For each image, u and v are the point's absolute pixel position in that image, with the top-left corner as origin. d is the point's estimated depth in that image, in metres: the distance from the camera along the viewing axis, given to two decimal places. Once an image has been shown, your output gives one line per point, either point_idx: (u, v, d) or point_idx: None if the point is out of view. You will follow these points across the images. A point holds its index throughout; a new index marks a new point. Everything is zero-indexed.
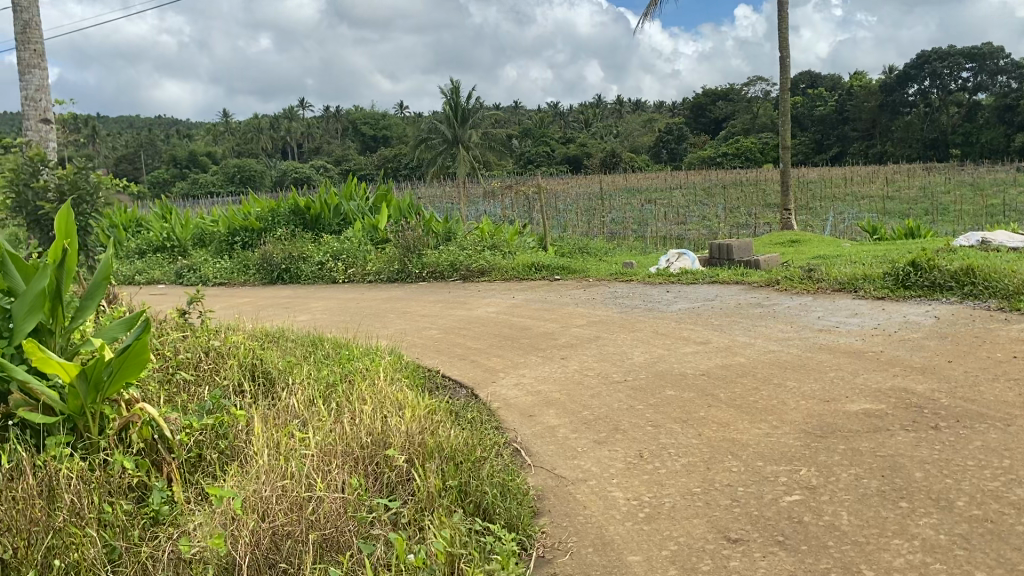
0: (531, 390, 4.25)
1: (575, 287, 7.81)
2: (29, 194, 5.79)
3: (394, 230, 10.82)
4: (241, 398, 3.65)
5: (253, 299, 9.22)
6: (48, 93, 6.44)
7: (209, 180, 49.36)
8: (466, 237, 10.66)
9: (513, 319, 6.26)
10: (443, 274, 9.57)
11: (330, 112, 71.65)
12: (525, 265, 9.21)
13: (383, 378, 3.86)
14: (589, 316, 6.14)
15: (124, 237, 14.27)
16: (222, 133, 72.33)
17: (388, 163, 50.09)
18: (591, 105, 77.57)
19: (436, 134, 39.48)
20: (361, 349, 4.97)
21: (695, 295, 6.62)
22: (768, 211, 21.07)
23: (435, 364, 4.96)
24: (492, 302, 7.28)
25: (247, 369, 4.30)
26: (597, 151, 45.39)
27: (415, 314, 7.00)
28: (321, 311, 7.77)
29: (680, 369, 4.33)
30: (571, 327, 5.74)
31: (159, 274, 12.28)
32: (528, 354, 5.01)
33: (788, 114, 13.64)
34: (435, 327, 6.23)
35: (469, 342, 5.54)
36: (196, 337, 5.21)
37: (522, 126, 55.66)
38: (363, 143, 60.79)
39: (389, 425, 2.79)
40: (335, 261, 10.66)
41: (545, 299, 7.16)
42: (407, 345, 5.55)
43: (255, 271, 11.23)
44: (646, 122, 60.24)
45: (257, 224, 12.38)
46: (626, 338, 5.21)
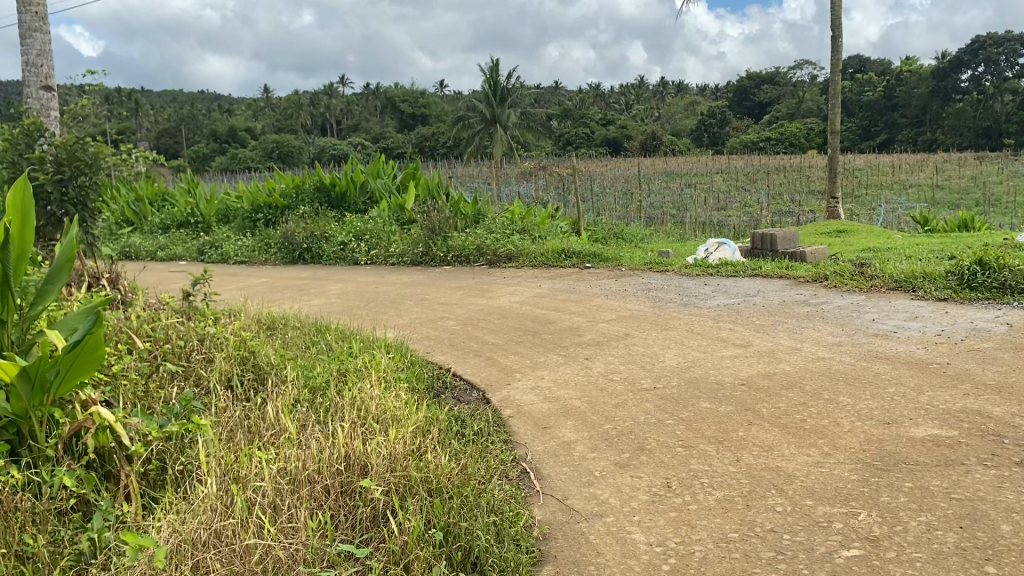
0: (548, 396, 3.80)
1: (606, 276, 7.34)
2: (25, 165, 5.49)
3: (420, 211, 10.40)
4: (221, 399, 3.27)
5: (271, 280, 8.92)
6: (50, 58, 6.12)
7: (248, 155, 49.58)
8: (496, 220, 10.20)
9: (536, 311, 5.81)
10: (469, 258, 9.16)
11: (370, 90, 71.57)
12: (555, 251, 8.73)
13: (380, 382, 3.45)
14: (619, 310, 5.66)
15: (149, 213, 14.15)
16: (263, 109, 72.71)
17: (426, 141, 49.80)
18: (633, 87, 76.50)
19: (474, 113, 39.15)
20: (365, 343, 4.57)
21: (735, 289, 6.11)
22: (812, 198, 20.32)
23: (446, 362, 4.54)
24: (517, 290, 6.84)
25: (238, 363, 3.93)
26: (637, 133, 44.65)
27: (433, 301, 6.59)
28: (337, 296, 7.40)
29: (717, 377, 3.85)
30: (597, 323, 5.28)
31: (182, 251, 12.06)
32: (549, 352, 4.57)
33: (837, 98, 12.96)
34: (453, 317, 5.81)
35: (486, 336, 5.11)
36: (192, 325, 4.91)
37: (562, 108, 54.99)
38: (402, 122, 60.59)
39: (368, 446, 2.38)
40: (358, 241, 10.29)
41: (573, 289, 6.69)
42: (420, 339, 5.13)
43: (277, 249, 10.91)
44: (688, 106, 59.19)
45: (282, 201, 12.06)
46: (658, 337, 4.73)
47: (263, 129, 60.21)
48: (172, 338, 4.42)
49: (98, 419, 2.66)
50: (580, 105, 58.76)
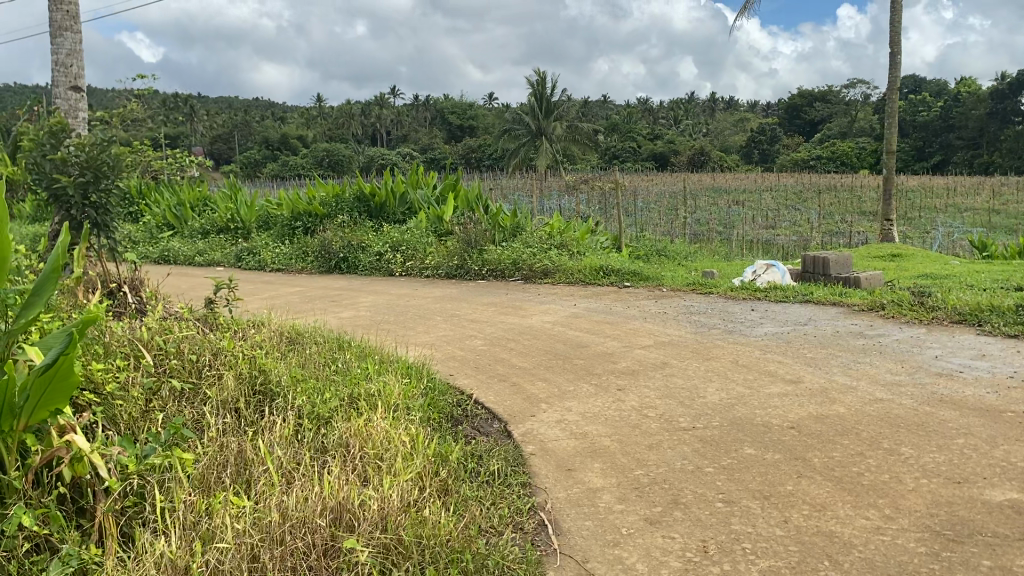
0: (575, 431, 3.48)
1: (647, 296, 6.98)
2: (47, 167, 5.33)
3: (458, 222, 10.14)
4: (218, 427, 3.04)
5: (302, 290, 8.74)
6: (81, 58, 5.94)
7: (296, 162, 50.12)
8: (534, 233, 9.89)
9: (570, 333, 5.49)
10: (505, 272, 8.87)
11: (418, 101, 72.03)
12: (594, 268, 8.39)
13: (392, 413, 3.18)
14: (657, 335, 5.31)
15: (190, 216, 14.10)
16: (313, 117, 73.60)
17: (472, 152, 49.79)
18: (681, 103, 75.85)
19: (520, 125, 39.09)
20: (385, 364, 4.28)
21: (784, 316, 5.72)
22: (865, 219, 19.70)
23: (470, 387, 4.24)
24: (552, 308, 6.52)
25: (247, 382, 3.70)
26: (685, 149, 44.09)
27: (463, 318, 6.29)
28: (366, 308, 7.15)
29: (763, 420, 3.49)
30: (634, 349, 4.93)
31: (219, 257, 11.98)
32: (580, 380, 4.24)
33: (896, 117, 12.44)
34: (481, 337, 5.51)
35: (515, 359, 4.80)
36: (207, 338, 4.68)
37: (609, 122, 54.67)
38: (449, 132, 60.74)
39: (356, 503, 2.16)
40: (394, 252, 10.05)
41: (610, 310, 6.35)
42: (444, 360, 4.84)
43: (314, 258, 10.73)
44: (738, 123, 58.50)
45: (320, 209, 11.86)
46: (698, 369, 4.38)
47: (312, 136, 60.78)
48: (184, 352, 4.20)
49: (73, 447, 2.42)
50: (627, 118, 58.27)
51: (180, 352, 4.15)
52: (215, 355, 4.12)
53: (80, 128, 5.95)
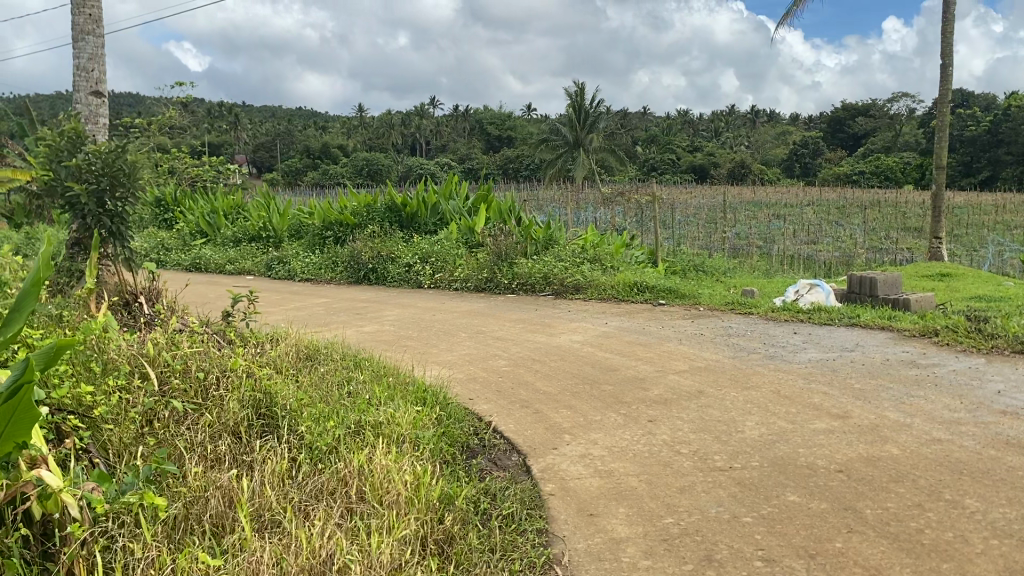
0: (600, 469, 3.19)
1: (682, 316, 6.66)
2: (62, 174, 5.16)
3: (488, 233, 9.89)
4: (210, 460, 2.83)
5: (328, 302, 8.56)
6: (103, 63, 5.78)
7: (336, 170, 50.53)
8: (567, 246, 9.60)
9: (600, 354, 5.19)
10: (535, 287, 8.60)
11: (458, 111, 72.26)
12: (628, 284, 8.09)
13: (399, 447, 2.93)
14: (693, 359, 4.99)
15: (223, 224, 14.05)
16: (354, 126, 74.20)
17: (510, 162, 49.66)
18: (722, 115, 75.07)
19: (558, 136, 39.05)
20: (399, 387, 4.05)
21: (829, 341, 5.37)
22: (911, 235, 19.10)
23: (489, 414, 3.97)
24: (583, 327, 6.23)
25: (249, 406, 3.48)
26: (725, 161, 43.53)
27: (489, 335, 6.02)
28: (390, 322, 6.92)
29: (807, 461, 3.17)
30: (667, 374, 4.62)
31: (249, 265, 11.89)
32: (608, 410, 3.95)
33: (947, 131, 11.95)
34: (505, 356, 5.23)
35: (540, 382, 4.52)
36: (216, 354, 4.47)
37: (649, 134, 54.26)
38: (487, 142, 60.80)
39: None
40: (423, 263, 9.83)
41: (643, 330, 6.04)
42: (464, 382, 4.57)
43: (343, 268, 10.55)
44: (779, 136, 57.74)
45: (351, 218, 11.66)
46: (737, 399, 4.06)
47: (352, 144, 61.14)
48: (189, 372, 4.01)
49: (41, 484, 2.18)
50: (667, 131, 57.83)
51: (183, 375, 3.96)
52: (219, 376, 3.92)
53: (100, 134, 5.78)
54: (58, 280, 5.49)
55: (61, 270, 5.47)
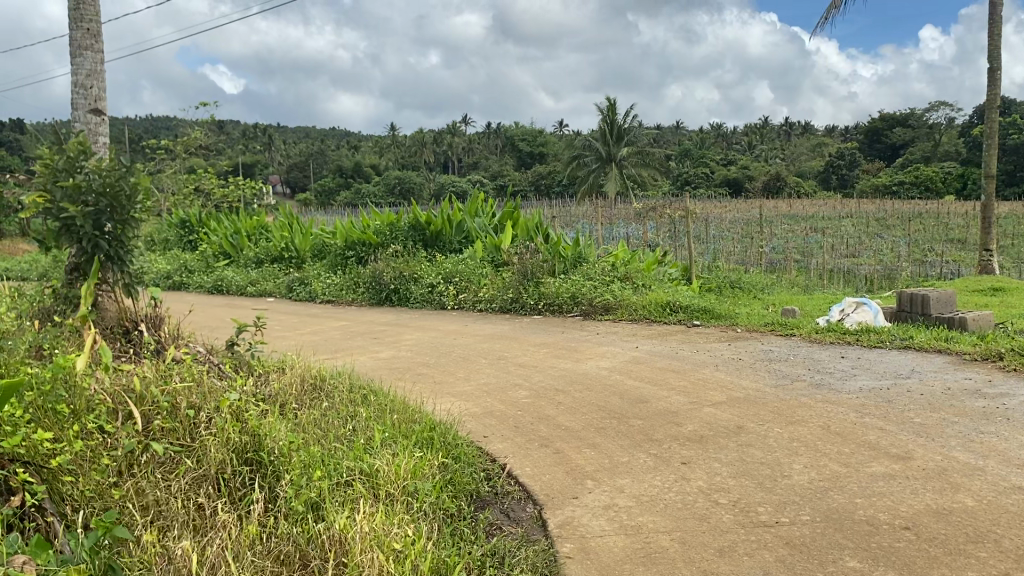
0: (627, 524, 2.79)
1: (719, 338, 6.21)
2: (58, 195, 4.83)
3: (514, 251, 9.51)
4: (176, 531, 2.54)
5: (347, 325, 8.25)
6: (102, 79, 5.54)
7: (369, 190, 50.75)
8: (597, 264, 9.20)
9: (629, 383, 4.77)
10: (562, 307, 8.20)
11: (490, 129, 72.30)
12: (660, 303, 7.64)
13: (388, 505, 2.62)
14: (730, 388, 4.55)
15: (247, 245, 13.82)
16: (387, 145, 74.62)
17: (542, 178, 49.36)
18: (756, 128, 74.15)
19: (590, 151, 38.82)
20: (405, 427, 3.68)
21: (881, 367, 4.90)
22: (956, 247, 18.36)
23: (503, 455, 3.58)
24: (611, 351, 5.81)
25: (234, 452, 3.19)
26: (760, 174, 42.81)
27: (511, 362, 5.63)
28: (407, 347, 6.55)
29: (866, 515, 2.74)
30: (703, 407, 4.20)
31: (272, 287, 11.66)
32: (636, 450, 3.54)
33: (996, 139, 11.35)
34: (526, 386, 4.83)
35: (563, 417, 4.11)
36: (210, 389, 4.15)
37: (682, 149, 53.71)
38: (519, 159, 60.69)
39: None
40: (447, 283, 9.47)
41: (675, 354, 5.60)
42: (480, 416, 4.19)
43: (365, 289, 10.22)
44: (815, 149, 56.82)
45: (375, 238, 11.30)
46: (781, 437, 3.62)
47: (384, 163, 61.40)
48: (177, 412, 3.71)
49: None
50: (700, 145, 57.16)
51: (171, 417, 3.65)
52: (208, 414, 3.62)
53: (99, 153, 5.50)
54: (54, 307, 5.21)
55: (58, 296, 5.21)
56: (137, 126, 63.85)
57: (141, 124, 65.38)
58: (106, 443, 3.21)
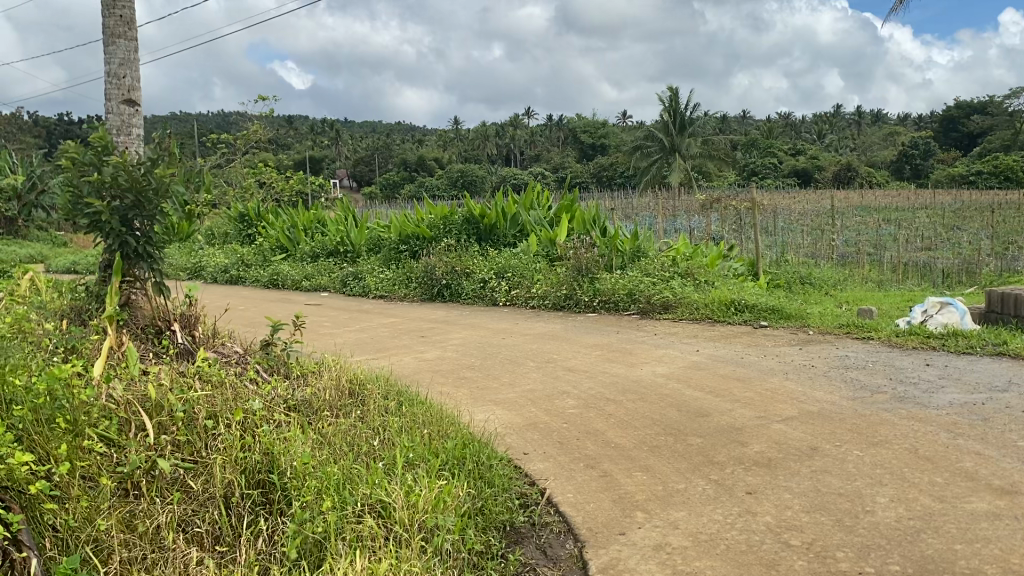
0: (682, 569, 2.39)
1: (787, 342, 5.72)
2: (83, 190, 4.64)
3: (569, 245, 9.10)
4: None
5: (397, 323, 7.97)
6: (136, 68, 5.31)
7: (431, 183, 50.89)
8: (657, 259, 8.75)
9: (689, 393, 4.35)
10: (619, 305, 7.79)
11: (553, 122, 71.89)
12: (723, 302, 7.17)
13: (395, 554, 2.31)
14: (801, 401, 4.10)
15: (302, 239, 13.69)
16: (449, 138, 74.80)
17: (604, 170, 48.78)
18: (825, 116, 72.12)
19: (653, 142, 38.21)
20: (436, 443, 3.35)
21: (974, 378, 4.38)
22: None
23: (545, 477, 3.21)
24: (669, 355, 5.39)
25: (241, 474, 2.92)
26: (830, 164, 41.48)
27: (560, 365, 5.24)
28: (453, 348, 6.23)
29: (969, 567, 2.29)
30: (771, 423, 3.76)
31: (325, 282, 11.49)
32: (695, 475, 3.13)
33: None
34: (575, 394, 4.45)
35: (615, 431, 3.73)
36: (233, 396, 3.88)
37: (748, 139, 52.46)
38: (581, 151, 60.18)
39: None
40: (499, 279, 9.12)
41: (740, 359, 5.15)
42: (522, 430, 3.82)
43: (416, 284, 9.93)
44: (887, 138, 54.97)
45: (427, 232, 11.01)
46: (863, 462, 3.17)
47: (447, 156, 61.48)
48: (193, 423, 3.45)
49: None
50: (766, 136, 55.77)
51: (188, 430, 3.40)
52: (225, 426, 3.36)
53: (132, 145, 5.28)
54: (86, 305, 4.96)
55: (89, 294, 4.98)
56: (207, 121, 65.23)
57: (211, 120, 66.78)
58: (109, 460, 2.98)
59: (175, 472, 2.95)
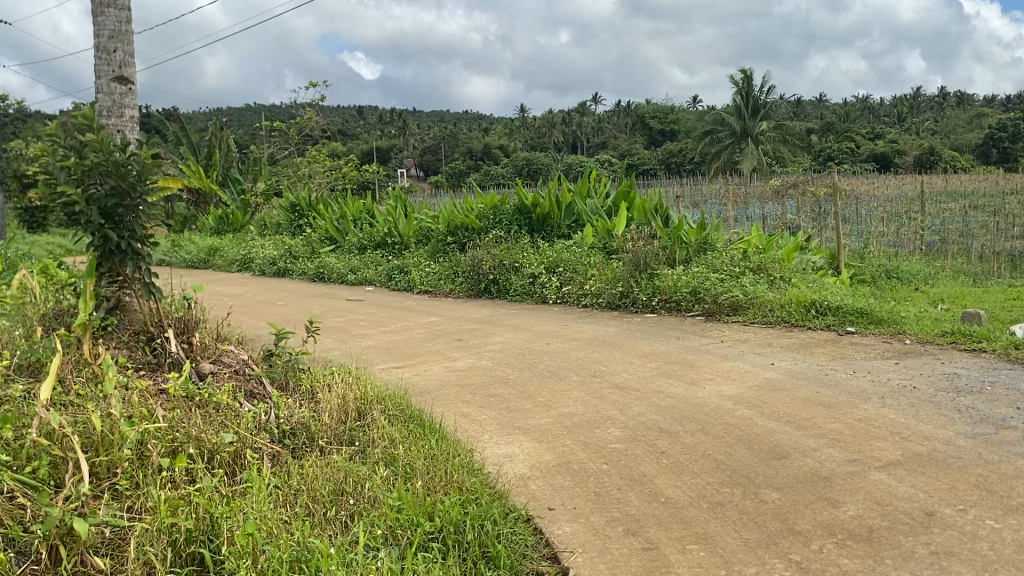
0: None
1: (882, 354, 4.84)
2: (59, 175, 3.99)
3: (627, 236, 8.29)
4: None
5: (436, 323, 7.27)
6: (128, 41, 4.68)
7: (497, 172, 50.24)
8: (725, 252, 7.89)
9: (762, 424, 3.53)
10: (682, 305, 6.96)
11: (620, 108, 70.57)
12: (802, 302, 6.28)
13: None
14: (905, 439, 3.25)
15: (351, 231, 13.13)
16: (515, 126, 73.99)
17: (673, 157, 47.42)
18: (907, 99, 69.08)
19: (723, 127, 36.91)
20: (433, 496, 2.66)
21: None
22: None
23: (570, 548, 2.46)
24: (738, 371, 4.56)
25: (167, 547, 2.31)
26: (912, 148, 39.43)
27: (608, 382, 4.46)
28: (490, 355, 5.49)
29: None
30: (868, 471, 2.94)
31: (371, 275, 10.91)
32: (770, 554, 2.35)
33: None
34: (622, 421, 3.67)
35: (667, 479, 2.95)
36: (206, 423, 3.26)
37: (825, 123, 50.40)
38: (650, 137, 58.93)
39: None
40: (550, 274, 8.38)
41: (824, 377, 4.30)
42: (551, 473, 3.07)
43: (463, 279, 9.24)
44: (973, 120, 52.14)
45: (477, 222, 10.31)
46: (1002, 540, 2.34)
47: (513, 144, 60.80)
48: (147, 463, 2.87)
49: None
50: (843, 120, 53.55)
51: (134, 473, 2.80)
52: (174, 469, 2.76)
53: (124, 129, 4.70)
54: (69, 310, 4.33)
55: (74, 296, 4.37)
56: (276, 113, 66.03)
57: (279, 112, 67.43)
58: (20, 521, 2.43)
59: (102, 533, 2.40)
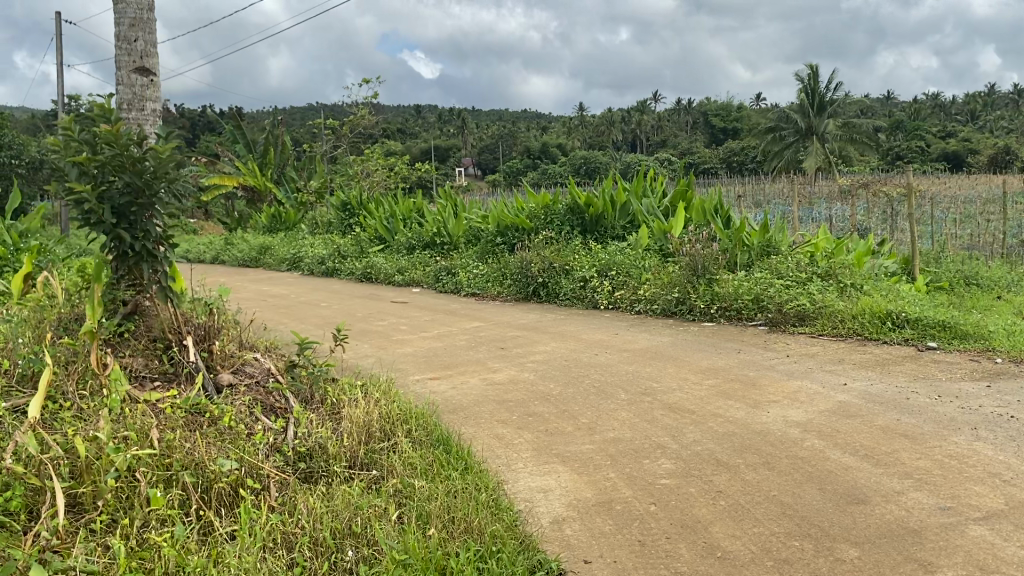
0: None
1: (969, 374, 4.31)
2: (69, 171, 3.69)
3: (685, 238, 7.82)
4: None
5: (480, 328, 6.91)
6: (149, 29, 4.44)
7: (555, 171, 49.83)
8: (790, 257, 7.36)
9: (836, 459, 3.08)
10: (744, 313, 6.47)
11: (681, 106, 69.50)
12: (876, 313, 5.76)
13: None
14: (1007, 483, 2.77)
15: (401, 230, 12.88)
16: (574, 125, 73.42)
17: (734, 156, 46.41)
18: (980, 97, 66.72)
19: (787, 125, 35.95)
20: (448, 550, 2.31)
21: None
22: None
23: None
24: (805, 392, 4.08)
25: None
26: (987, 147, 37.90)
27: (659, 402, 4.04)
28: (533, 367, 5.10)
29: None
30: (967, 524, 2.47)
31: (419, 276, 10.62)
32: None
33: None
34: (675, 451, 3.25)
35: (725, 528, 2.52)
36: (208, 444, 2.92)
37: (894, 122, 48.83)
38: (712, 135, 57.86)
39: None
40: (602, 277, 7.96)
41: (904, 402, 3.81)
42: (588, 516, 2.67)
43: (511, 281, 8.87)
44: None
45: (528, 222, 9.93)
46: None
47: (572, 142, 60.30)
48: (136, 493, 2.57)
49: None
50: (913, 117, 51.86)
51: (118, 507, 2.50)
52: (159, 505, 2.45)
53: (145, 121, 4.45)
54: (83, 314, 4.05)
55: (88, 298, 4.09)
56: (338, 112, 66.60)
57: (340, 111, 67.98)
58: None
59: None
